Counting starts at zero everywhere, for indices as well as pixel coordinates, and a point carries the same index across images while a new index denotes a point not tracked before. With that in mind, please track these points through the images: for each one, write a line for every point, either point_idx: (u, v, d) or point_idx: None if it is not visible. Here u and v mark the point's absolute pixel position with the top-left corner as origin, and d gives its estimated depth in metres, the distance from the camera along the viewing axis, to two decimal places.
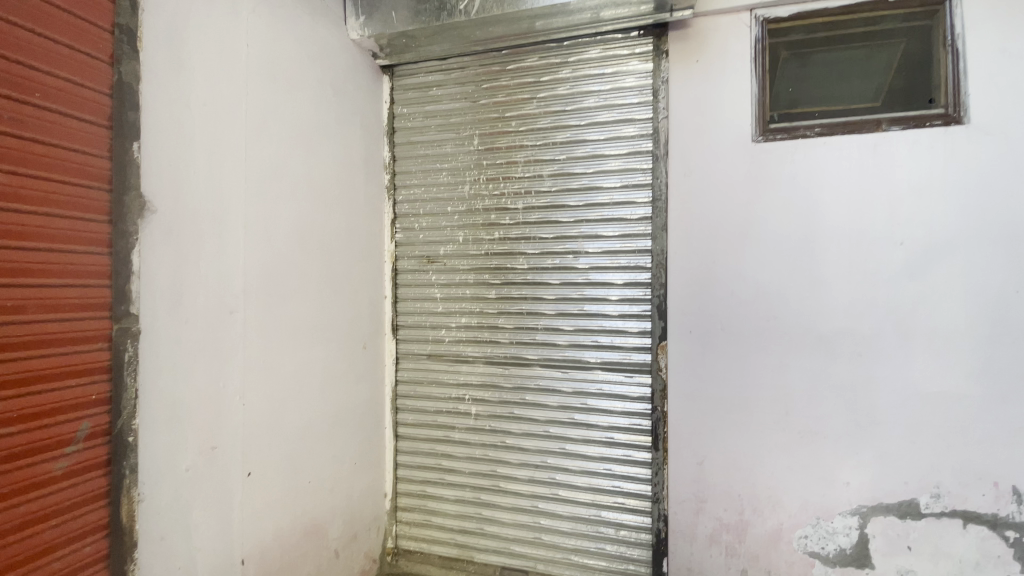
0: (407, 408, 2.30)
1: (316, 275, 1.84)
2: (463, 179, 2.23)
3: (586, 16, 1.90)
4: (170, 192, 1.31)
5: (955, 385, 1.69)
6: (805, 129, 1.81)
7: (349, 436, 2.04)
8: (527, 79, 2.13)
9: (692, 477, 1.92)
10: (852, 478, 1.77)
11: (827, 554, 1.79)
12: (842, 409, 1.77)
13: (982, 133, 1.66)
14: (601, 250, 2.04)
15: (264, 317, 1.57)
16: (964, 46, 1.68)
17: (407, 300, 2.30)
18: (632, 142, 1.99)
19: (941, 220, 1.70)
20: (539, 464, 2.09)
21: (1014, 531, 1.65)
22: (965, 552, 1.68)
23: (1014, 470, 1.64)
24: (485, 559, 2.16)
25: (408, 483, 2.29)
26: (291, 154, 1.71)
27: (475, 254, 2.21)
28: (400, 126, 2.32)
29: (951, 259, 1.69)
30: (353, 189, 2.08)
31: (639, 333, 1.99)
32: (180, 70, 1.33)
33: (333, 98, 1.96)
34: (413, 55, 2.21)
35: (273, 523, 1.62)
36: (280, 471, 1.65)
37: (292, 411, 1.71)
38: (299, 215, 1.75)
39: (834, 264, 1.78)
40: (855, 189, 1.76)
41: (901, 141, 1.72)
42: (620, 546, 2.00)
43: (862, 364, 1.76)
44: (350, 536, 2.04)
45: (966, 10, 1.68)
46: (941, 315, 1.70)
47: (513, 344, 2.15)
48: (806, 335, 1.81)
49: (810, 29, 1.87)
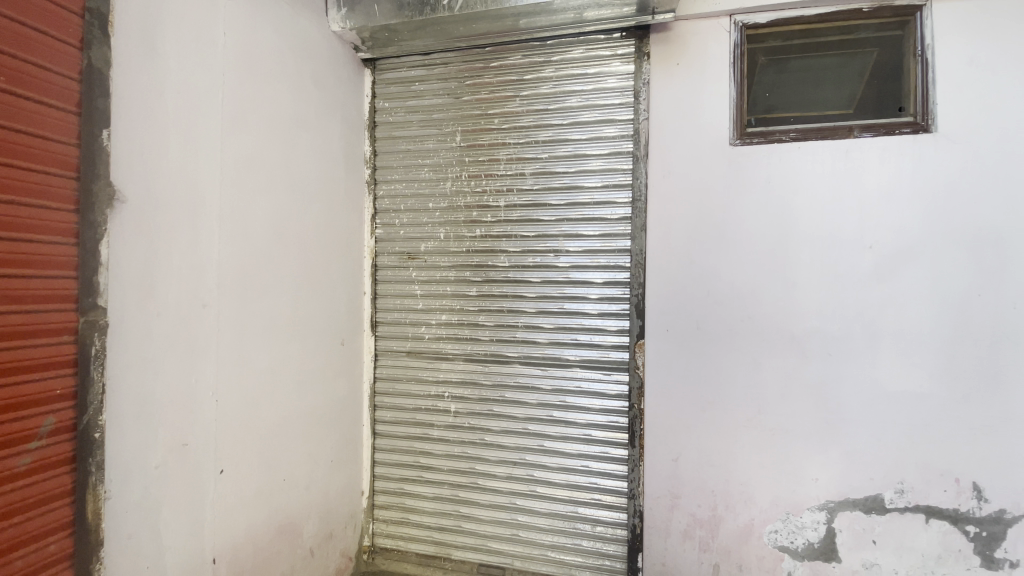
0: (385, 405, 2.28)
1: (293, 270, 1.81)
2: (445, 175, 2.22)
3: (569, 16, 1.90)
4: (141, 183, 1.28)
5: (918, 385, 1.75)
6: (780, 134, 1.85)
7: (326, 433, 2.02)
8: (510, 76, 2.13)
9: (667, 474, 1.95)
10: (820, 474, 1.82)
11: (796, 548, 1.84)
12: (811, 407, 1.82)
13: (949, 141, 1.72)
14: (581, 249, 2.06)
15: (237, 312, 1.56)
16: (933, 57, 1.74)
17: (387, 296, 2.29)
18: (613, 142, 2.01)
19: (906, 225, 1.76)
20: (517, 461, 2.10)
21: (974, 526, 1.72)
22: (927, 546, 1.74)
23: (975, 467, 1.71)
24: (463, 556, 2.16)
25: (386, 481, 2.27)
26: (268, 147, 1.69)
27: (456, 251, 2.21)
28: (381, 121, 2.30)
29: (916, 262, 1.75)
30: (332, 182, 2.05)
31: (617, 332, 2.02)
32: (154, 58, 1.30)
33: (314, 90, 1.93)
34: (396, 49, 2.19)
35: (246, 521, 1.60)
36: (253, 468, 1.63)
37: (266, 408, 1.68)
38: (276, 208, 1.73)
39: (805, 266, 1.83)
40: (827, 193, 1.81)
41: (871, 148, 1.78)
42: (597, 542, 2.02)
43: (831, 363, 1.81)
44: (326, 534, 2.02)
45: (935, 22, 1.74)
46: (906, 317, 1.76)
47: (493, 342, 2.16)
48: (777, 335, 1.85)
49: (787, 36, 1.93)
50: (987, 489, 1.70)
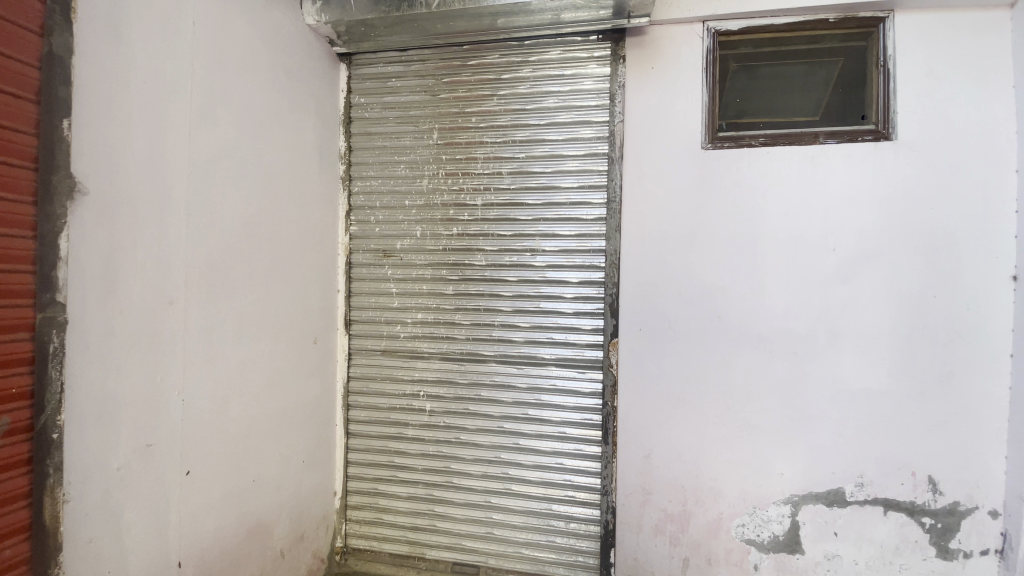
0: (359, 404, 2.25)
1: (264, 266, 1.78)
2: (422, 173, 2.21)
3: (547, 16, 1.91)
4: (105, 175, 1.24)
5: (878, 382, 1.83)
6: (750, 138, 1.91)
7: (298, 433, 1.99)
8: (487, 75, 2.13)
9: (639, 470, 1.98)
10: (786, 469, 1.88)
11: (762, 541, 1.89)
12: (777, 404, 1.88)
13: (908, 149, 1.80)
14: (557, 249, 2.07)
15: (206, 308, 1.52)
16: (895, 68, 1.81)
17: (361, 295, 2.26)
18: (589, 144, 2.04)
19: (868, 229, 1.83)
20: (492, 459, 2.11)
21: (929, 518, 1.80)
22: (885, 537, 1.82)
23: (930, 461, 1.79)
24: (437, 556, 2.15)
25: (359, 481, 2.25)
26: (239, 140, 1.65)
27: (433, 249, 2.19)
28: (357, 117, 2.27)
29: (877, 265, 1.82)
30: (305, 178, 2.02)
31: (592, 331, 2.04)
32: (120, 47, 1.26)
33: (288, 84, 1.90)
34: (372, 45, 2.16)
35: (213, 522, 1.56)
36: (221, 469, 1.59)
37: (235, 408, 1.65)
38: (247, 204, 1.69)
39: (773, 268, 1.88)
40: (794, 197, 1.87)
41: (835, 154, 1.84)
42: (570, 538, 2.04)
43: (797, 361, 1.87)
44: (297, 535, 1.99)
45: (897, 35, 1.81)
46: (867, 317, 1.83)
47: (469, 340, 2.16)
48: (746, 334, 1.90)
49: (757, 43, 1.97)
50: (942, 482, 1.79)
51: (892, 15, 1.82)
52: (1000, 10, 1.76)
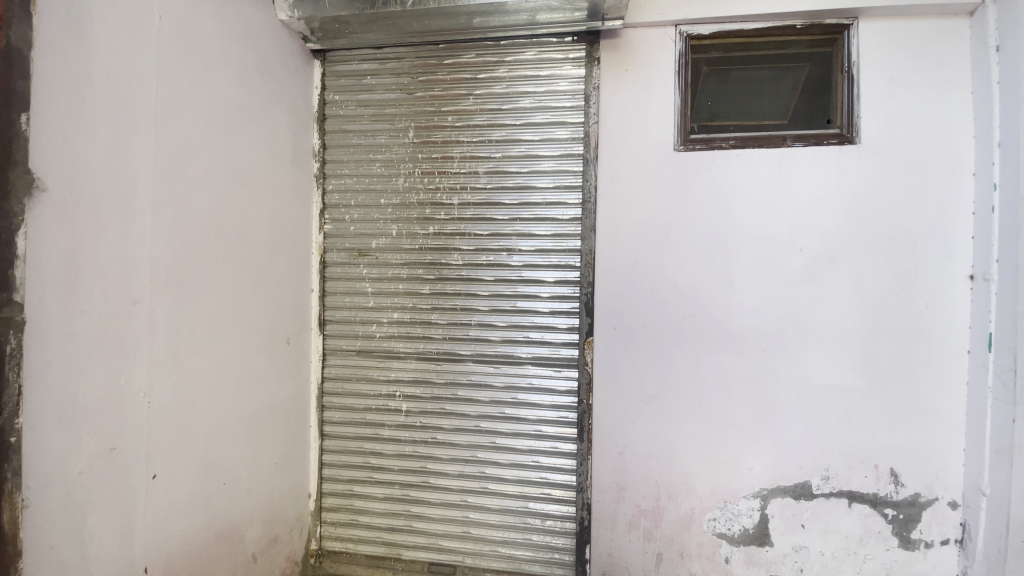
0: (334, 405, 2.23)
1: (235, 266, 1.75)
2: (397, 172, 2.19)
3: (523, 17, 1.92)
4: (65, 171, 1.20)
5: (842, 378, 1.89)
6: (720, 141, 1.95)
7: (270, 435, 1.96)
8: (463, 74, 2.13)
9: (613, 467, 2.01)
10: (754, 464, 1.93)
11: (732, 535, 1.94)
12: (747, 400, 1.93)
13: (871, 153, 1.86)
14: (533, 248, 2.08)
15: (172, 308, 1.49)
16: (858, 74, 1.88)
17: (336, 294, 2.24)
18: (565, 144, 2.05)
19: (833, 229, 1.89)
20: (469, 459, 2.11)
21: (891, 509, 1.87)
22: (850, 529, 1.88)
23: (892, 454, 1.86)
24: (413, 556, 2.14)
25: (334, 483, 2.22)
26: (207, 137, 1.62)
27: (409, 248, 2.18)
28: (331, 114, 2.24)
29: (841, 265, 1.88)
30: (278, 176, 1.99)
31: (567, 329, 2.06)
32: (81, 40, 1.23)
33: (259, 81, 1.87)
34: (346, 42, 2.14)
35: (181, 526, 1.53)
36: (190, 473, 1.56)
37: (204, 410, 1.61)
38: (216, 201, 1.66)
39: (742, 268, 1.93)
40: (762, 199, 1.92)
41: (802, 157, 1.89)
42: (546, 536, 2.06)
43: (765, 358, 1.92)
44: (270, 539, 1.96)
45: (861, 42, 1.88)
46: (832, 316, 1.89)
47: (446, 340, 2.15)
48: (716, 332, 1.95)
49: (728, 48, 2.02)
50: (903, 474, 1.86)
51: (855, 22, 1.88)
52: (958, 19, 1.83)
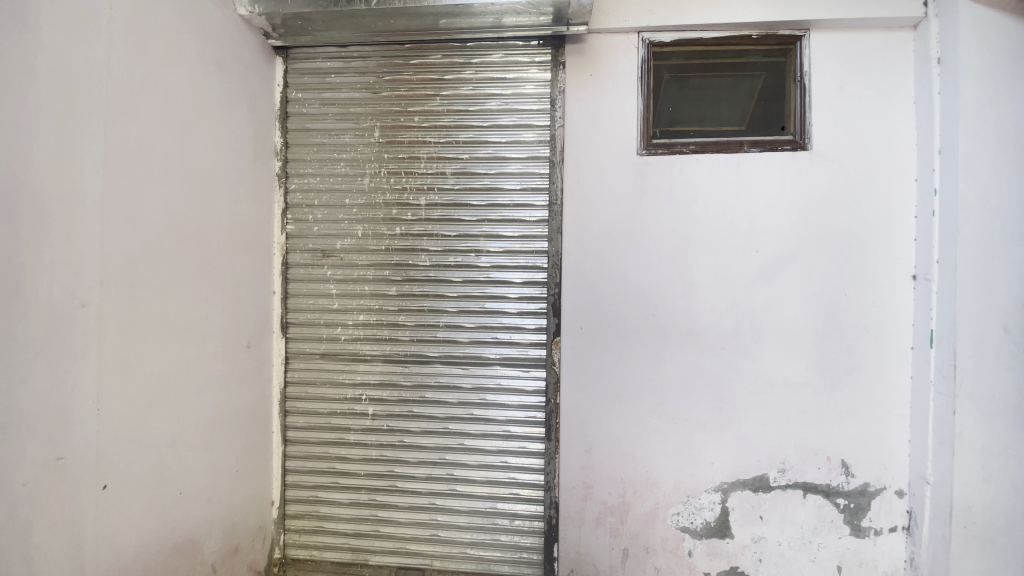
0: (297, 410, 2.18)
1: (192, 266, 1.69)
2: (363, 172, 2.16)
3: (489, 20, 1.93)
4: (9, 167, 1.15)
5: (797, 374, 1.97)
6: (681, 146, 2.01)
7: (230, 441, 1.91)
8: (430, 75, 2.12)
9: (580, 465, 2.04)
10: (716, 458, 1.99)
11: (695, 528, 2.00)
12: (707, 397, 1.99)
13: (822, 158, 1.95)
14: (501, 249, 2.09)
15: (124, 310, 1.43)
16: (810, 84, 1.97)
17: (298, 296, 2.19)
18: (531, 147, 2.08)
19: (787, 231, 1.97)
20: (437, 461, 2.10)
21: (843, 499, 1.96)
22: (805, 519, 1.96)
23: (843, 446, 1.95)
24: (381, 561, 2.12)
25: (298, 489, 2.17)
26: (162, 133, 1.56)
27: (375, 250, 2.16)
28: (294, 112, 2.19)
29: (795, 266, 1.96)
30: (237, 175, 1.93)
31: (535, 330, 2.07)
32: (25, 30, 1.18)
33: (217, 76, 1.81)
34: (310, 39, 2.10)
35: (135, 537, 1.47)
36: (144, 482, 1.50)
37: (159, 416, 1.56)
38: (171, 200, 1.60)
39: (703, 269, 1.99)
40: (721, 202, 1.99)
41: (758, 162, 1.97)
42: (515, 535, 2.07)
43: (724, 355, 1.99)
44: (230, 549, 1.90)
45: (813, 52, 1.97)
46: (787, 315, 1.97)
47: (413, 342, 2.14)
48: (679, 331, 2.00)
49: (688, 55, 2.06)
50: (854, 465, 1.95)
51: (807, 34, 1.97)
52: (902, 32, 1.94)
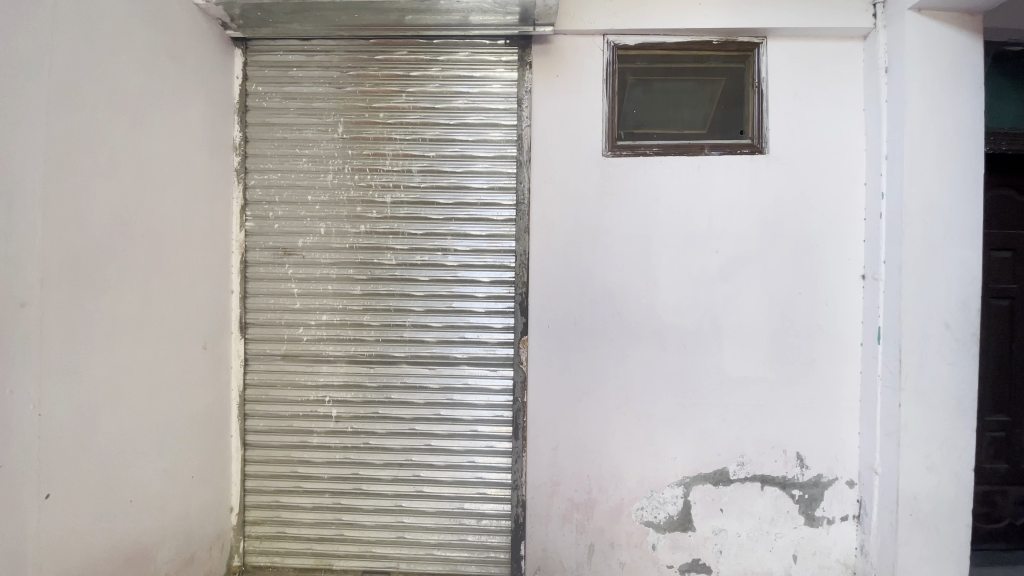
0: (257, 413, 2.11)
1: (143, 264, 1.62)
2: (326, 168, 2.11)
3: (456, 18, 1.92)
4: None
5: (754, 370, 2.04)
6: (645, 148, 2.04)
7: (186, 446, 1.84)
8: (396, 71, 2.10)
9: (547, 463, 2.06)
10: (678, 453, 2.04)
11: (659, 522, 2.04)
12: (669, 393, 2.03)
13: (778, 162, 2.02)
14: (469, 248, 2.09)
15: (68, 309, 1.36)
16: (767, 90, 2.04)
17: (258, 296, 2.12)
18: (498, 146, 2.08)
19: (745, 232, 2.03)
20: (403, 462, 2.08)
21: (798, 490, 2.04)
22: (763, 510, 2.04)
23: (798, 439, 2.03)
24: (345, 565, 2.08)
25: (258, 494, 2.11)
26: (109, 123, 1.49)
27: (339, 248, 2.11)
28: (254, 106, 2.12)
29: (752, 266, 2.03)
30: (193, 170, 1.86)
31: (503, 329, 2.08)
32: None
33: (171, 67, 1.74)
34: (270, 31, 2.04)
35: (81, 548, 1.40)
36: (90, 491, 1.43)
37: (106, 420, 1.48)
38: (120, 194, 1.53)
39: (666, 268, 2.04)
40: (683, 203, 2.03)
41: (718, 165, 2.03)
42: (482, 535, 2.07)
43: (685, 352, 2.04)
44: (186, 559, 1.83)
45: (769, 59, 2.04)
46: (745, 313, 2.04)
47: (379, 342, 2.10)
48: (642, 329, 2.04)
49: (652, 59, 2.10)
50: (808, 457, 2.03)
51: (764, 41, 2.05)
52: (853, 42, 2.02)
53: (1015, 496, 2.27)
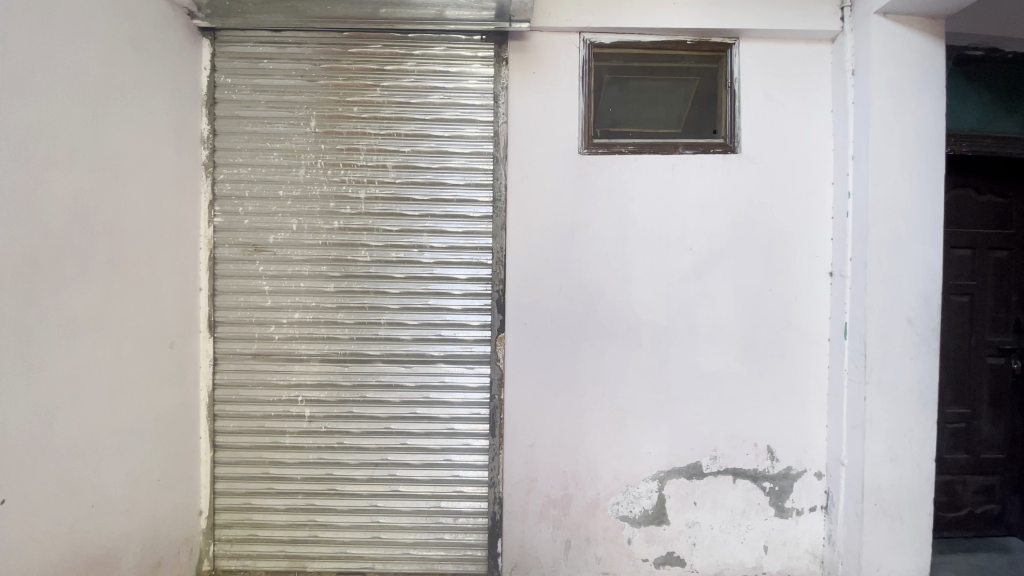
0: (227, 414, 2.06)
1: (104, 261, 1.56)
2: (298, 163, 2.07)
3: (431, 11, 1.90)
4: None
5: (726, 366, 2.07)
6: (621, 146, 2.06)
7: (152, 449, 1.78)
8: (370, 65, 2.07)
9: (524, 459, 2.06)
10: (653, 448, 2.06)
11: (634, 517, 2.06)
12: (644, 388, 2.06)
13: (750, 161, 2.06)
14: (445, 245, 2.08)
15: (23, 307, 1.30)
16: (739, 90, 2.07)
17: (228, 294, 2.07)
18: (475, 142, 2.07)
19: (717, 231, 2.07)
20: (379, 462, 2.05)
21: (769, 482, 2.08)
22: (734, 502, 2.08)
23: (769, 433, 2.08)
24: (319, 567, 2.05)
25: (229, 497, 2.06)
26: (68, 114, 1.43)
27: (311, 244, 2.07)
28: (223, 98, 2.06)
29: (723, 264, 2.07)
30: (157, 164, 1.80)
31: (479, 326, 2.07)
32: None
33: (134, 57, 1.68)
34: (240, 21, 1.99)
35: (40, 555, 1.34)
36: (49, 496, 1.37)
37: (65, 422, 1.42)
38: (79, 187, 1.47)
39: (640, 265, 2.06)
40: (658, 201, 2.06)
41: (692, 164, 2.06)
42: (459, 534, 2.06)
43: (660, 348, 2.06)
44: (152, 564, 1.78)
45: (741, 60, 2.07)
46: (718, 310, 2.07)
47: (353, 340, 2.07)
48: (618, 326, 2.06)
49: (627, 58, 2.12)
50: (778, 450, 2.08)
51: (737, 42, 2.08)
52: (822, 45, 2.07)
53: (974, 485, 2.37)
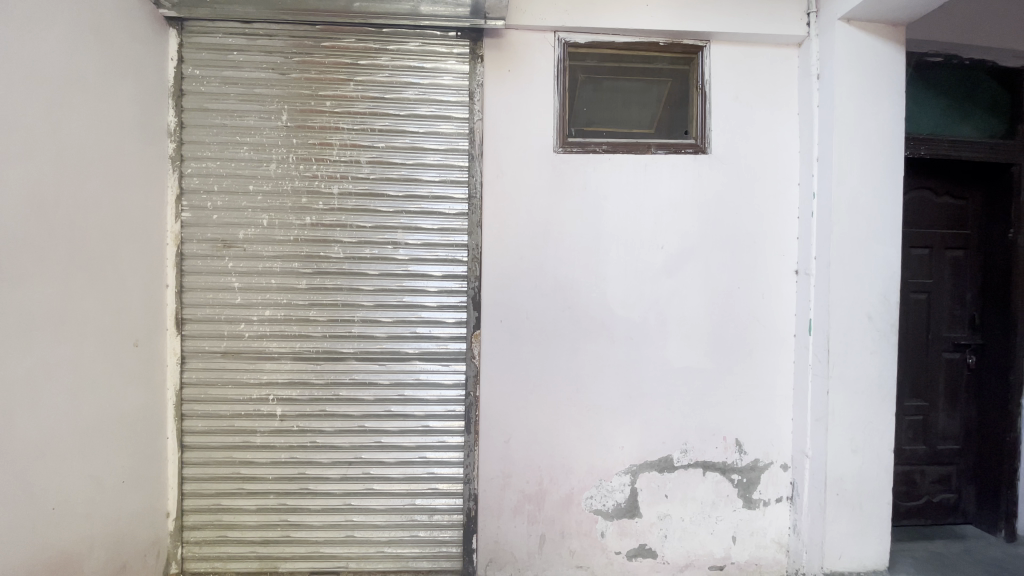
0: (195, 413, 2.02)
1: (65, 255, 1.51)
2: (270, 157, 2.03)
3: (405, 7, 1.89)
4: None
5: (697, 361, 2.12)
6: (595, 146, 2.08)
7: (116, 449, 1.73)
8: (343, 59, 2.04)
9: (499, 455, 2.07)
10: (625, 442, 2.10)
11: (607, 510, 2.10)
12: (618, 384, 2.09)
13: (720, 162, 2.11)
14: (420, 242, 2.07)
15: None
16: (710, 91, 2.12)
17: (196, 290, 2.02)
18: (450, 139, 2.06)
19: (689, 229, 2.11)
20: (352, 460, 2.04)
21: (737, 474, 2.15)
22: (704, 495, 2.13)
23: (738, 426, 2.14)
24: (291, 567, 2.02)
25: (199, 498, 2.02)
26: (26, 102, 1.38)
27: (282, 240, 2.04)
28: (190, 90, 2.01)
29: (693, 262, 2.11)
30: (121, 156, 1.75)
31: (454, 323, 2.07)
32: None
33: (96, 46, 1.63)
34: (208, 11, 1.94)
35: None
36: (6, 499, 1.32)
37: (22, 423, 1.37)
38: (37, 180, 1.41)
39: (614, 263, 2.09)
40: (632, 201, 2.09)
41: (664, 164, 2.10)
42: (433, 530, 2.06)
43: (633, 345, 2.10)
44: (118, 567, 1.73)
45: (712, 63, 2.12)
46: (689, 307, 2.12)
47: (326, 337, 2.05)
48: (592, 322, 2.08)
49: (601, 58, 2.14)
50: (746, 443, 2.14)
51: (708, 45, 2.12)
52: (789, 49, 2.13)
53: (931, 475, 2.48)
